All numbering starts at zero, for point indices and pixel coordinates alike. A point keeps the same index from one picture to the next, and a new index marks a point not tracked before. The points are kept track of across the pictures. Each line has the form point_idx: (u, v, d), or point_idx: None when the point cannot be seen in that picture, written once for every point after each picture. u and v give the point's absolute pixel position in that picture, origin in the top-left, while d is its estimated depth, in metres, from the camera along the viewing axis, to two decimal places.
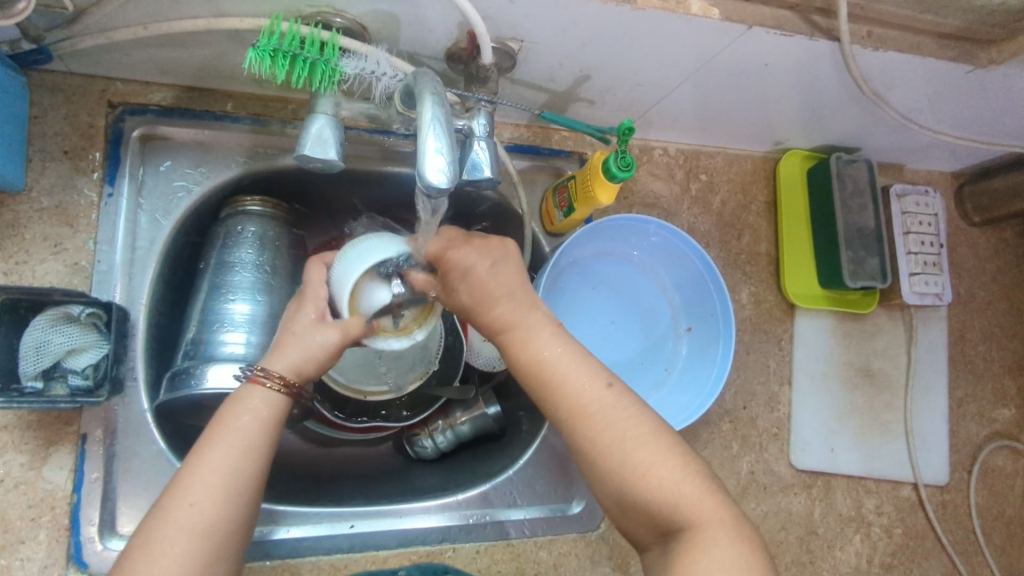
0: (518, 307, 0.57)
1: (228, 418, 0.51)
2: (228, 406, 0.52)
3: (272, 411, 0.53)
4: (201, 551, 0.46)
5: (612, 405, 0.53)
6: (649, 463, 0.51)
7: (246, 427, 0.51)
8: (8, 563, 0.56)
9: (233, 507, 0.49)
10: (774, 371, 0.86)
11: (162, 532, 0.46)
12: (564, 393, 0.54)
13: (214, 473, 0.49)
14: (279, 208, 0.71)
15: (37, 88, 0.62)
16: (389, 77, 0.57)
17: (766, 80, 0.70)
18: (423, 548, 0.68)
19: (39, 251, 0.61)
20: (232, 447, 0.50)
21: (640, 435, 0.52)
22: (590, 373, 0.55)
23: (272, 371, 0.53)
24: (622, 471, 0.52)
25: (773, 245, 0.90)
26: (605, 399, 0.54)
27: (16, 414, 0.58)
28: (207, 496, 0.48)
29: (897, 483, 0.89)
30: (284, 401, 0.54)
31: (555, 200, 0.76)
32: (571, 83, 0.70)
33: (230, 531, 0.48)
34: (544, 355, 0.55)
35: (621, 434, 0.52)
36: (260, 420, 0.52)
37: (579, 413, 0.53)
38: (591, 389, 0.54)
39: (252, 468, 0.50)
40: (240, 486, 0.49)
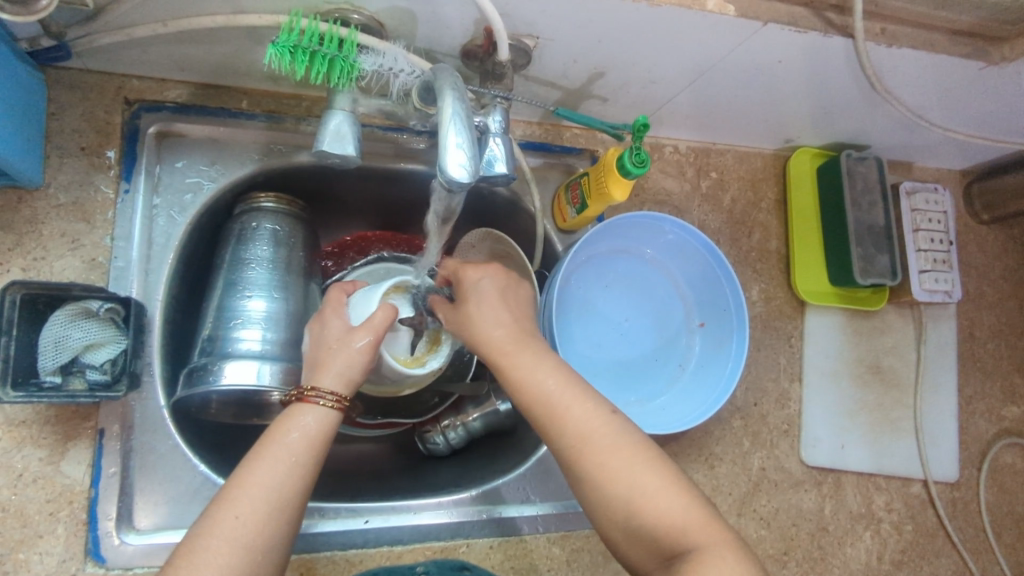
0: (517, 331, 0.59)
1: (280, 434, 0.51)
2: (280, 423, 0.52)
3: (321, 430, 0.53)
4: (243, 568, 0.45)
5: (610, 437, 0.54)
6: (647, 496, 0.52)
7: (295, 445, 0.51)
8: (27, 557, 0.57)
9: (278, 525, 0.48)
10: (785, 368, 0.87)
11: (205, 544, 0.45)
12: (562, 430, 0.54)
13: (261, 487, 0.48)
14: (293, 205, 0.71)
15: (54, 85, 0.63)
16: (406, 73, 0.57)
17: (779, 77, 0.70)
18: (437, 544, 0.68)
19: (56, 247, 0.61)
20: (281, 462, 0.49)
21: (628, 460, 0.53)
22: (594, 403, 0.55)
23: (325, 390, 0.54)
24: (617, 496, 0.52)
25: (783, 243, 0.90)
26: (605, 435, 0.54)
27: (35, 409, 0.58)
28: (254, 508, 0.47)
29: (907, 480, 0.89)
30: (334, 421, 0.54)
31: (568, 197, 0.76)
32: (584, 81, 0.70)
33: (272, 551, 0.47)
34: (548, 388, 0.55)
35: (621, 465, 0.53)
36: (312, 437, 0.52)
37: (577, 446, 0.54)
38: (589, 423, 0.54)
39: (299, 488, 0.49)
40: (285, 506, 0.48)
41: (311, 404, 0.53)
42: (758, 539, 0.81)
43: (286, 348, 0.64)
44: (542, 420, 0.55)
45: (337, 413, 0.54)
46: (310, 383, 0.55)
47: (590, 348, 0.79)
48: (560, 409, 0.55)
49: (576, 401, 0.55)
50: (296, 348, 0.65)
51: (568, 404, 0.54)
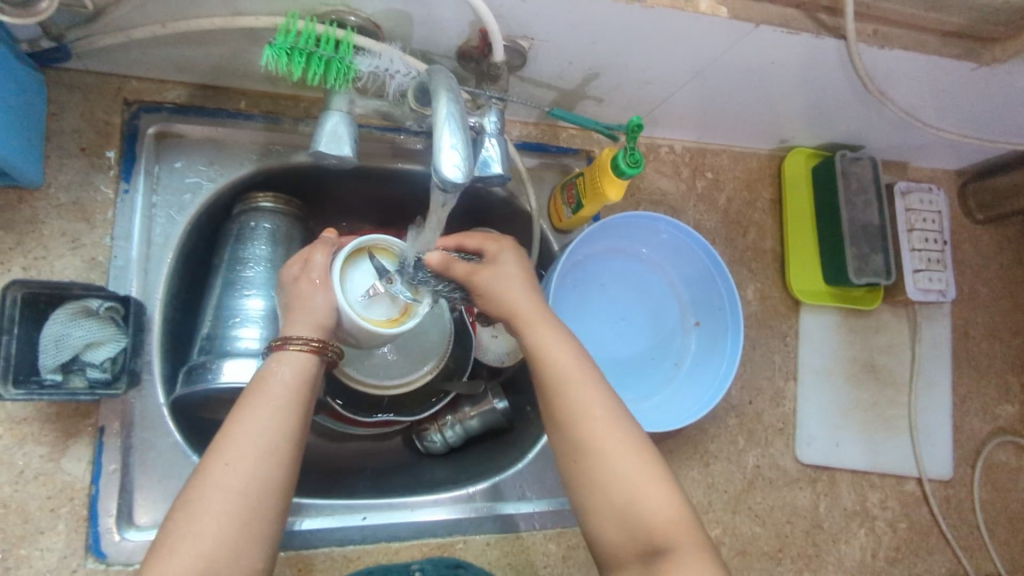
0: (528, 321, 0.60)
1: (262, 383, 0.52)
2: (262, 374, 0.54)
3: (302, 374, 0.54)
4: (240, 511, 0.47)
5: (616, 424, 0.56)
6: (638, 485, 0.54)
7: (277, 391, 0.52)
8: (28, 553, 0.57)
9: (268, 467, 0.49)
10: (779, 367, 0.87)
11: (201, 491, 0.47)
12: (570, 408, 0.56)
13: (248, 435, 0.49)
14: (291, 205, 0.71)
15: (54, 86, 0.63)
16: (401, 74, 0.57)
17: (773, 77, 0.71)
18: (434, 540, 0.69)
19: (57, 247, 0.62)
20: (264, 409, 0.51)
21: (630, 453, 0.55)
22: (598, 389, 0.57)
23: (296, 336, 0.55)
24: (615, 484, 0.54)
25: (778, 242, 0.91)
26: (608, 422, 0.56)
27: (35, 407, 0.59)
28: (242, 455, 0.48)
29: (901, 477, 0.90)
30: (311, 366, 0.55)
31: (563, 197, 0.77)
32: (580, 81, 0.70)
33: (269, 490, 0.48)
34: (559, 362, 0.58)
35: (618, 451, 0.55)
36: (291, 382, 0.53)
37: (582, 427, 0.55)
38: (597, 408, 0.56)
39: (286, 430, 0.51)
40: (274, 447, 0.49)
41: (289, 351, 0.54)
42: (753, 536, 0.81)
43: None
44: (550, 392, 0.57)
45: (317, 356, 0.55)
46: (281, 337, 0.55)
47: (586, 345, 0.79)
48: (569, 388, 0.57)
49: (585, 386, 0.57)
50: None
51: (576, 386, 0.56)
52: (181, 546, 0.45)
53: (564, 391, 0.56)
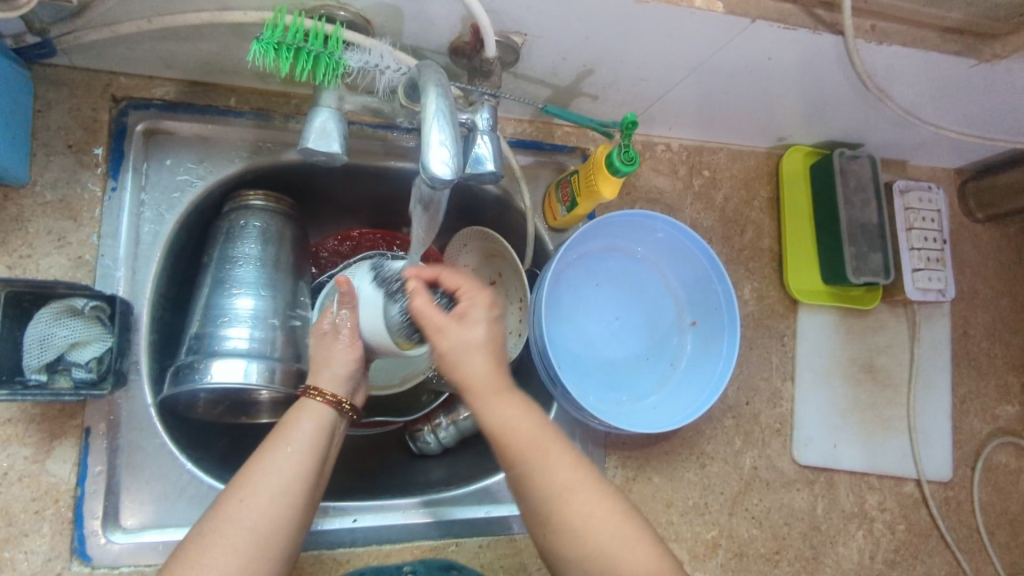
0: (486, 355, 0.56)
1: (285, 426, 0.53)
2: (286, 417, 0.54)
3: (324, 426, 0.54)
4: (249, 550, 0.47)
5: (593, 487, 0.55)
6: (624, 547, 0.53)
7: (299, 435, 0.52)
8: (12, 556, 0.56)
9: (281, 508, 0.49)
10: (777, 367, 0.86)
11: (216, 526, 0.47)
12: (545, 481, 0.54)
13: (265, 476, 0.50)
14: (282, 202, 0.70)
15: (41, 83, 0.62)
16: (392, 70, 0.56)
17: (770, 74, 0.70)
18: (426, 543, 0.68)
19: (43, 245, 0.61)
20: (282, 452, 0.51)
21: (615, 520, 0.54)
22: (570, 454, 0.55)
23: (322, 389, 0.55)
24: (595, 549, 0.53)
25: (775, 241, 0.90)
26: (581, 492, 0.54)
27: (20, 408, 0.58)
28: (260, 496, 0.49)
29: (900, 479, 0.89)
30: (330, 419, 0.55)
31: (559, 195, 0.75)
32: (574, 78, 0.69)
33: (278, 533, 0.49)
34: (515, 427, 0.55)
35: (599, 515, 0.54)
36: (313, 429, 0.53)
37: (557, 499, 0.54)
38: (574, 475, 0.54)
39: (302, 474, 0.51)
40: (289, 490, 0.50)
41: (317, 401, 0.55)
42: (750, 538, 0.80)
43: (274, 347, 0.64)
44: (515, 464, 0.54)
45: (337, 411, 0.56)
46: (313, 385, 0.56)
47: (580, 345, 0.78)
48: (537, 467, 0.54)
49: (548, 464, 0.54)
50: (283, 347, 0.65)
51: (549, 454, 0.54)
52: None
53: (532, 462, 0.54)
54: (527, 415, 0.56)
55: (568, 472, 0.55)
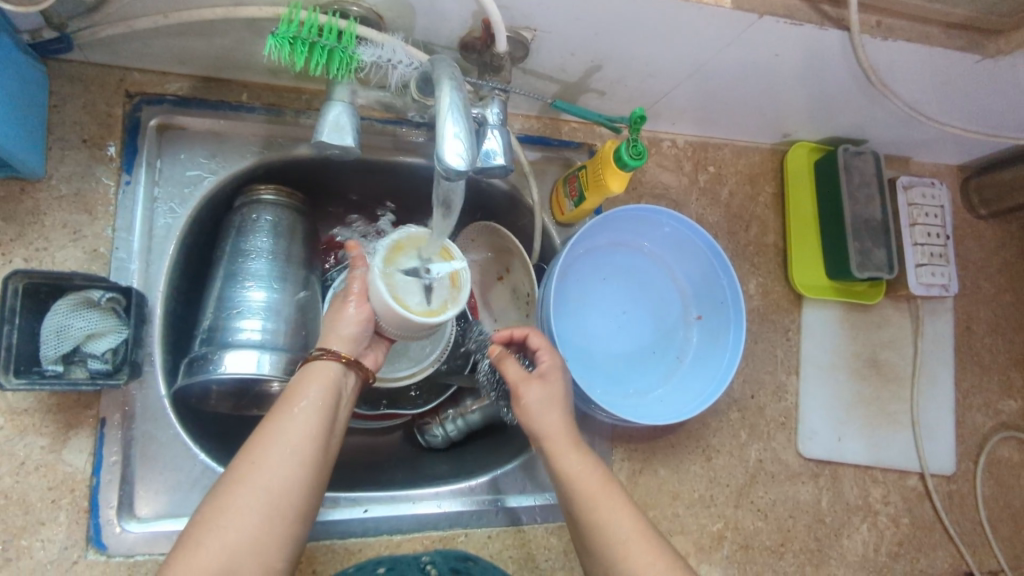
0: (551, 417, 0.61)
1: (297, 387, 0.54)
2: (298, 377, 0.55)
3: (331, 383, 0.55)
4: (264, 510, 0.48)
5: (651, 542, 0.57)
6: None
7: (310, 395, 0.53)
8: (29, 544, 0.57)
9: (294, 470, 0.50)
10: (782, 361, 0.87)
11: (233, 488, 0.48)
12: (607, 533, 0.57)
13: (279, 436, 0.50)
14: (293, 197, 0.71)
15: (56, 78, 0.63)
16: (404, 65, 0.57)
17: (776, 70, 0.71)
18: (436, 534, 0.69)
19: (58, 238, 0.62)
20: (293, 414, 0.52)
21: None
22: (630, 508, 0.58)
23: (327, 350, 0.57)
24: None
25: (780, 237, 0.90)
26: (642, 542, 0.56)
27: (36, 398, 0.58)
28: (274, 455, 0.50)
29: (903, 472, 0.89)
30: (338, 375, 0.56)
31: (566, 190, 0.76)
32: (582, 74, 0.70)
33: (293, 493, 0.49)
34: (581, 478, 0.59)
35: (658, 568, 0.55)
36: (321, 390, 0.54)
37: (618, 551, 0.56)
38: (635, 529, 0.57)
39: (312, 435, 0.51)
40: (301, 450, 0.50)
41: (324, 361, 0.56)
42: (756, 531, 0.81)
43: (286, 338, 0.65)
44: (584, 519, 0.58)
45: (344, 367, 0.57)
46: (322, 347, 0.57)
47: (588, 339, 0.79)
48: (602, 517, 0.57)
49: (613, 509, 0.58)
50: (295, 338, 0.65)
51: (613, 507, 0.58)
52: (207, 539, 0.46)
53: (597, 513, 0.57)
54: (595, 468, 0.60)
55: (630, 525, 0.57)
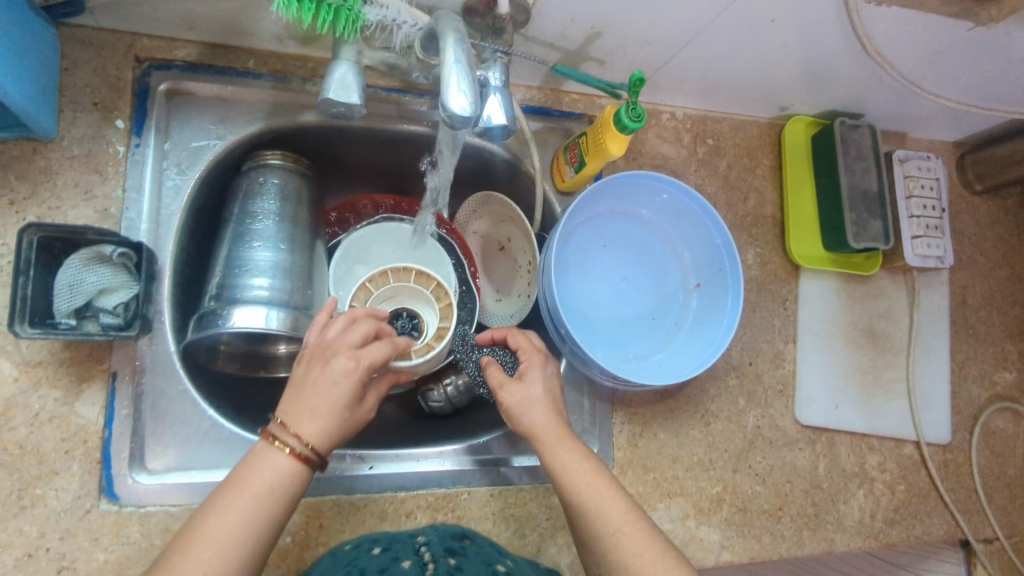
0: (540, 414, 0.63)
1: (246, 476, 0.52)
2: (247, 463, 0.53)
3: (285, 477, 0.53)
4: None
5: (640, 529, 0.57)
6: None
7: (258, 488, 0.51)
8: (43, 493, 0.58)
9: (230, 566, 0.48)
10: (779, 330, 0.88)
11: None
12: (600, 520, 0.58)
13: (218, 533, 0.49)
14: (299, 162, 0.73)
15: (67, 42, 0.65)
16: (409, 25, 0.57)
17: (773, 38, 0.72)
18: (439, 491, 0.70)
19: (70, 198, 0.63)
20: (236, 508, 0.50)
21: (662, 563, 0.55)
22: (621, 500, 0.59)
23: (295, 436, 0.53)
24: None
25: (777, 208, 0.92)
26: (632, 531, 0.57)
27: (49, 351, 0.60)
28: (208, 552, 0.48)
29: (899, 441, 0.91)
30: (295, 470, 0.53)
31: (566, 157, 0.77)
32: (583, 41, 0.71)
33: None
34: (574, 472, 0.60)
35: (648, 554, 0.56)
36: (272, 479, 0.52)
37: (610, 540, 0.57)
38: (625, 517, 0.58)
39: (252, 530, 0.50)
40: (238, 548, 0.49)
41: (279, 450, 0.53)
42: (753, 495, 0.82)
43: (292, 296, 0.66)
44: (579, 511, 0.59)
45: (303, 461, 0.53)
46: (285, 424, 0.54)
47: (588, 305, 0.80)
48: (595, 506, 0.59)
49: (607, 500, 0.59)
50: (301, 297, 0.67)
51: (602, 498, 0.59)
52: None
53: (589, 503, 0.59)
54: (587, 460, 0.61)
55: (621, 517, 0.58)
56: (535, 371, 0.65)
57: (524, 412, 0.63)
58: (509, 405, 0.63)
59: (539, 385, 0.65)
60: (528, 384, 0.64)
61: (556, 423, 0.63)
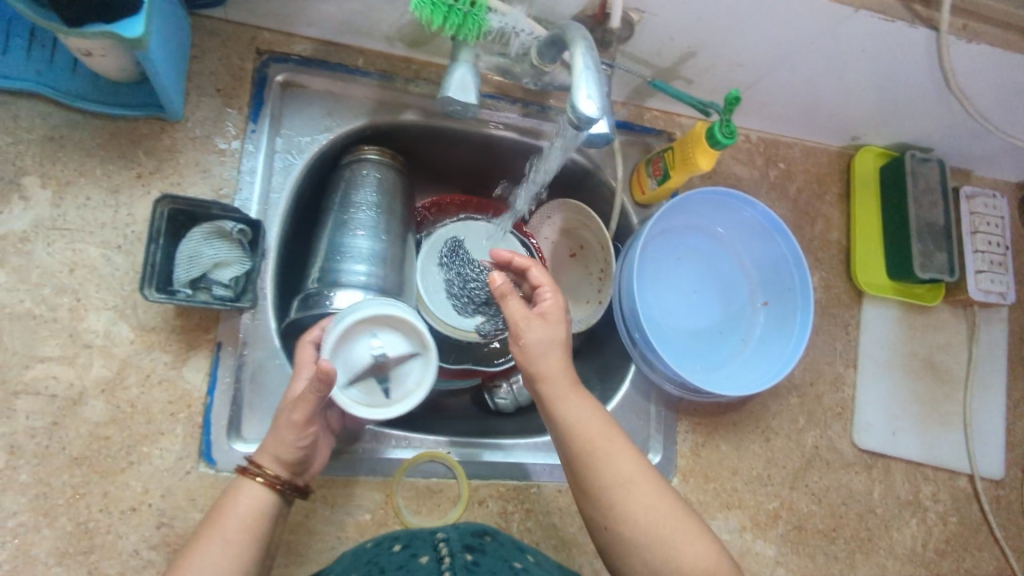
0: (557, 361, 0.60)
1: (225, 515, 0.55)
2: (226, 502, 0.56)
3: (262, 507, 0.56)
4: None
5: (649, 480, 0.59)
6: (682, 541, 0.56)
7: (235, 526, 0.55)
8: (149, 451, 0.61)
9: None
10: (841, 354, 0.90)
11: None
12: (610, 472, 0.58)
13: (204, 564, 0.52)
14: (394, 159, 0.76)
15: (198, 32, 0.69)
16: (526, 34, 0.61)
17: (861, 67, 0.75)
18: (510, 483, 0.72)
19: (190, 176, 0.67)
20: (216, 541, 0.54)
21: (672, 513, 0.57)
22: (629, 453, 0.59)
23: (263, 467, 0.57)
24: (657, 544, 0.56)
25: (844, 235, 0.94)
26: (643, 481, 0.58)
27: (163, 318, 0.63)
28: None
29: (953, 473, 0.91)
30: (268, 501, 0.57)
31: (649, 170, 0.80)
32: (677, 60, 0.74)
33: None
34: (581, 423, 0.59)
35: (659, 503, 0.57)
36: (248, 513, 0.56)
37: (619, 490, 0.57)
38: (634, 469, 0.58)
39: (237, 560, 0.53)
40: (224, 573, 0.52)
41: (253, 481, 0.57)
42: (809, 514, 0.83)
43: (387, 283, 0.70)
44: (585, 461, 0.58)
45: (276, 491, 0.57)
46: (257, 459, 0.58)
47: (660, 314, 0.82)
48: (603, 459, 0.58)
49: (615, 452, 0.59)
50: (394, 285, 0.70)
51: (612, 449, 0.59)
52: None
53: (598, 453, 0.58)
54: (593, 411, 0.60)
55: (629, 469, 0.58)
56: (557, 311, 0.62)
57: (540, 360, 0.60)
58: (527, 344, 0.60)
59: (555, 328, 0.62)
60: (543, 329, 0.61)
61: (570, 383, 0.61)
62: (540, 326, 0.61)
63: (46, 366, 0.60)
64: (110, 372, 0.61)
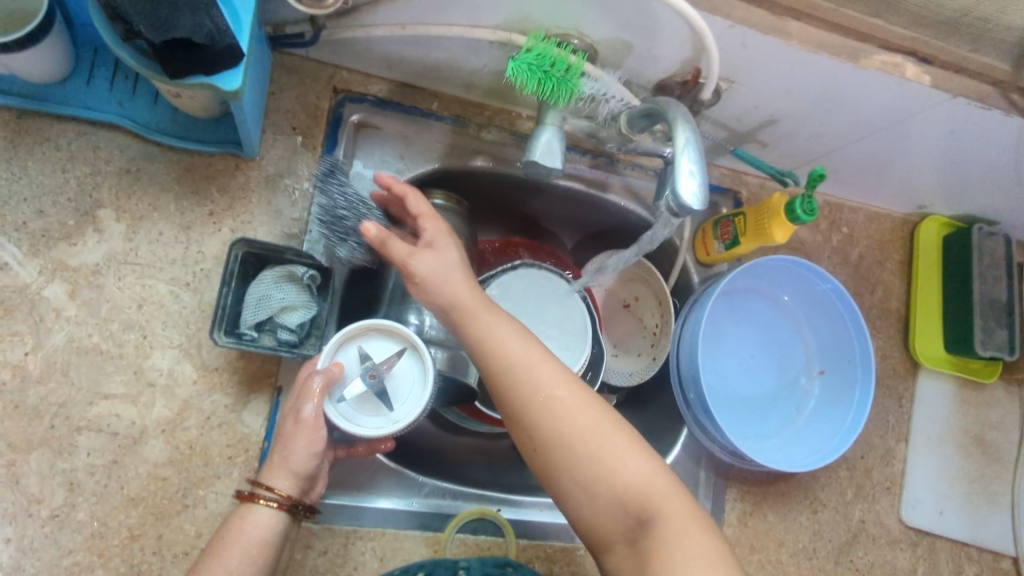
0: (471, 291, 0.58)
1: (229, 539, 0.52)
2: (230, 526, 0.53)
3: (272, 533, 0.54)
4: None
5: (579, 395, 0.54)
6: (615, 454, 0.52)
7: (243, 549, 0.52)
8: (205, 495, 0.60)
9: None
10: (892, 427, 0.88)
11: None
12: (530, 387, 0.54)
13: None
14: (460, 203, 0.75)
15: (277, 69, 0.68)
16: (616, 101, 0.61)
17: (943, 145, 0.73)
18: (558, 544, 0.72)
19: (260, 215, 0.66)
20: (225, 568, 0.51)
21: (604, 428, 0.53)
22: (557, 370, 0.55)
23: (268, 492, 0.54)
24: (587, 460, 0.52)
25: (902, 304, 0.92)
26: (568, 397, 0.54)
27: (227, 360, 0.63)
28: None
29: (998, 555, 0.89)
30: (277, 525, 0.54)
31: (716, 232, 0.78)
32: (756, 126, 0.73)
33: None
34: (503, 342, 0.55)
35: (586, 419, 0.53)
36: (256, 541, 0.53)
37: (545, 408, 0.53)
38: (559, 382, 0.55)
39: None
40: None
41: (260, 506, 0.54)
42: None
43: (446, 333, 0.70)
44: (507, 384, 0.55)
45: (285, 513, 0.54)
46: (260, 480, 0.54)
47: (715, 377, 0.81)
48: (527, 378, 0.54)
49: (542, 369, 0.55)
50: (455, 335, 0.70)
51: (537, 368, 0.55)
52: None
53: (519, 372, 0.54)
54: (526, 340, 0.56)
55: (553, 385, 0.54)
56: (444, 239, 0.59)
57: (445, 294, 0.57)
58: (420, 277, 0.57)
59: (443, 252, 0.59)
60: (429, 256, 0.58)
61: (489, 309, 0.57)
62: (427, 257, 0.58)
63: (110, 403, 0.59)
64: (171, 412, 0.61)
